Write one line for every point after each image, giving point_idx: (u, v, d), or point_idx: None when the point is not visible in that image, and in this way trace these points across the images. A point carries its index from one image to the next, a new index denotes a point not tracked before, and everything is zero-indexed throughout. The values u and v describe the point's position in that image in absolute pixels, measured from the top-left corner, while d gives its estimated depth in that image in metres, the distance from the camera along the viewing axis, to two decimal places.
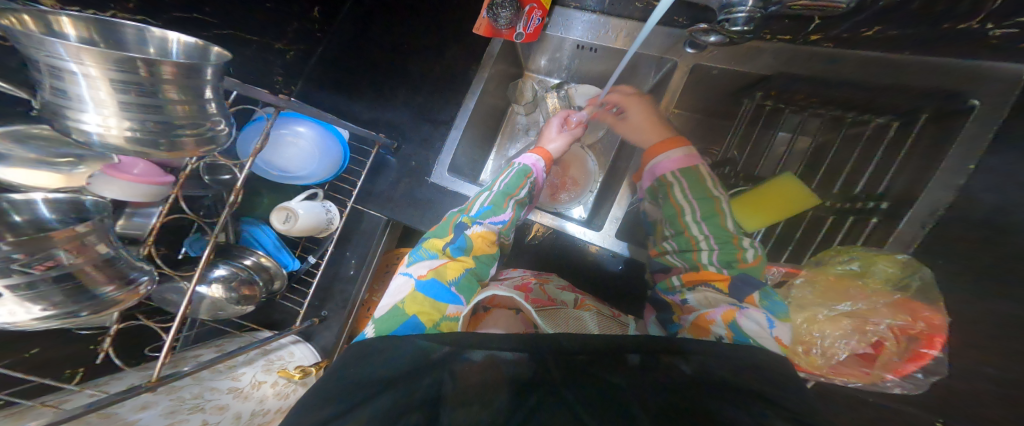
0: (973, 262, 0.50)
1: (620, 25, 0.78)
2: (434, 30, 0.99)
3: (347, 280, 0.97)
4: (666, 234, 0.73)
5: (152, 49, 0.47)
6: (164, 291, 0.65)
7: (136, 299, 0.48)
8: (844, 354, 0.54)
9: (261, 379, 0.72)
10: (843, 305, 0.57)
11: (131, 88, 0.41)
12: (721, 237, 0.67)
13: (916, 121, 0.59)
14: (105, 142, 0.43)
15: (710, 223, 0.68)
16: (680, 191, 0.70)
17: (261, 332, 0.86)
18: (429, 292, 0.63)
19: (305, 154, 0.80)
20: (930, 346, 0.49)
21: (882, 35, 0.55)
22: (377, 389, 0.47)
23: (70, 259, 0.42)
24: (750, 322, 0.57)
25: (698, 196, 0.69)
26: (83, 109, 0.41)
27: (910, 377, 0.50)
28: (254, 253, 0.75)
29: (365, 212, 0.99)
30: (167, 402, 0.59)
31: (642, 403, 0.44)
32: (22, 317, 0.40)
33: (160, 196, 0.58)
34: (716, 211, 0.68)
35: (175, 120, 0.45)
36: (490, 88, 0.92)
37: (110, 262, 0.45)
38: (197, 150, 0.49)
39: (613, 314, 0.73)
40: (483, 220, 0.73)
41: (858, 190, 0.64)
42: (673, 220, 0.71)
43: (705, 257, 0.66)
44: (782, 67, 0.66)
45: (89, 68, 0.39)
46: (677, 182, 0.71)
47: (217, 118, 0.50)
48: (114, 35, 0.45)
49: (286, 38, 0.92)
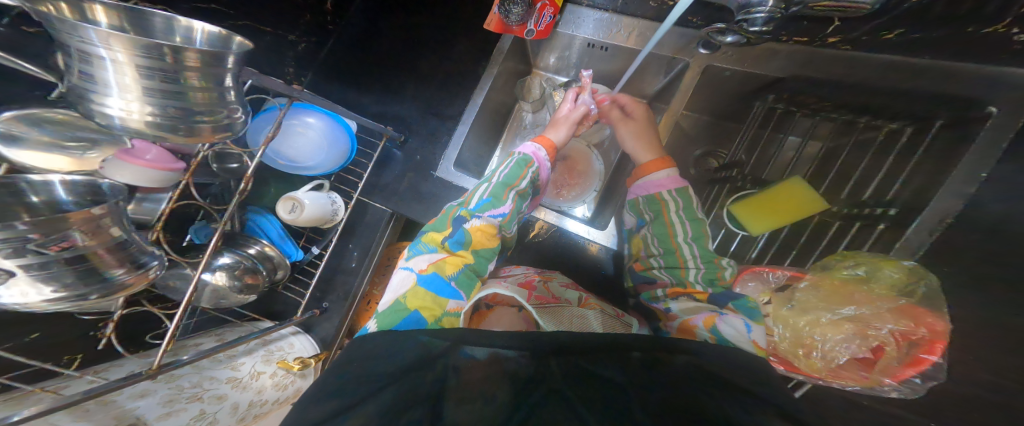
0: (978, 270, 0.50)
1: (632, 24, 0.78)
2: (444, 24, 0.99)
3: (349, 272, 0.97)
4: (652, 251, 0.72)
5: (178, 38, 0.47)
6: (169, 277, 0.65)
7: (146, 283, 0.48)
8: (844, 358, 0.55)
9: (261, 370, 0.72)
10: (846, 309, 0.57)
11: (156, 74, 0.41)
12: (705, 257, 0.69)
13: (928, 129, 0.58)
14: (127, 126, 0.43)
15: (698, 244, 0.69)
16: (675, 209, 0.71)
17: (262, 322, 0.85)
18: (431, 286, 0.63)
19: (313, 145, 0.80)
20: (930, 352, 0.50)
21: (904, 38, 0.55)
22: (381, 383, 0.47)
23: (85, 241, 0.41)
24: (728, 327, 0.59)
25: (688, 217, 0.70)
26: (108, 93, 0.41)
27: (907, 382, 0.51)
28: (258, 242, 0.74)
29: (370, 204, 0.98)
30: (166, 390, 0.59)
31: (642, 402, 0.44)
32: (33, 298, 0.40)
33: (170, 183, 0.57)
34: (704, 233, 0.70)
35: (195, 106, 0.45)
36: (498, 84, 0.91)
37: (122, 246, 0.45)
38: (213, 136, 0.48)
39: (615, 314, 0.72)
40: (483, 213, 0.72)
41: (867, 197, 0.64)
42: (663, 238, 0.71)
43: (692, 275, 0.68)
44: (795, 70, 0.66)
45: (117, 54, 0.39)
46: (673, 201, 0.71)
47: (235, 106, 0.49)
48: (142, 23, 0.45)
49: (299, 29, 0.91)
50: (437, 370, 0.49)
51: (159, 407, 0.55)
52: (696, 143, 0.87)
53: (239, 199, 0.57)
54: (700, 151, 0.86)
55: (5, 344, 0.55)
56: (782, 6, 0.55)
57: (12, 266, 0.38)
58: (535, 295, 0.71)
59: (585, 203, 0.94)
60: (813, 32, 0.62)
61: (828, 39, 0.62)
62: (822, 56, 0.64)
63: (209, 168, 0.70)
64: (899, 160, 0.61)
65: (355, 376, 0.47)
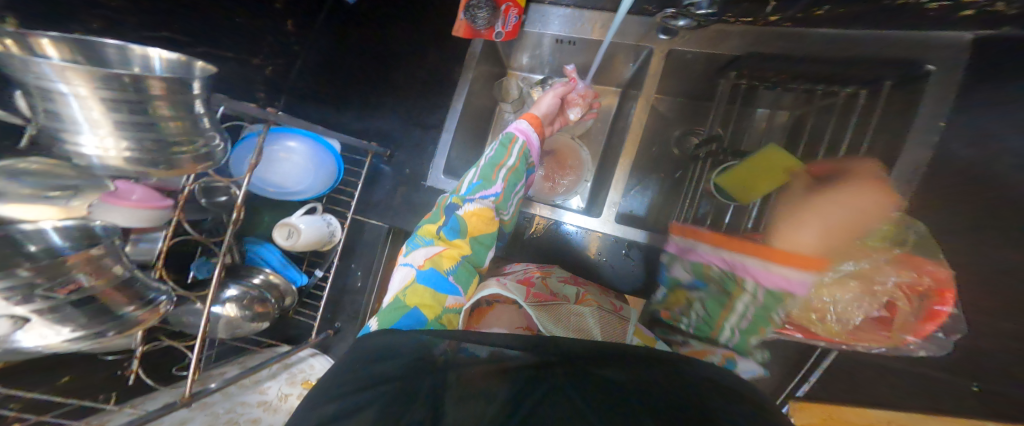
0: (948, 219, 0.53)
1: (595, 17, 0.80)
2: (414, 36, 1.01)
3: (356, 292, 1.00)
4: (694, 305, 0.65)
5: (135, 68, 0.47)
6: (182, 313, 0.68)
7: (158, 318, 0.53)
8: (860, 317, 0.54)
9: (287, 392, 0.75)
10: (848, 265, 0.53)
11: (124, 107, 0.42)
12: (740, 344, 0.61)
13: (881, 90, 0.60)
14: (105, 164, 0.45)
15: (744, 333, 0.60)
16: (744, 302, 0.57)
17: (280, 347, 0.88)
18: (429, 282, 0.65)
19: (300, 168, 0.82)
20: (942, 303, 0.49)
21: (831, 13, 0.63)
22: (374, 380, 0.45)
23: (91, 282, 0.45)
24: (744, 363, 0.61)
25: (756, 315, 0.57)
26: (79, 131, 0.42)
27: (932, 338, 0.50)
28: (263, 271, 0.78)
29: (366, 222, 1.01)
30: (202, 417, 0.60)
31: (641, 396, 0.42)
32: (53, 339, 0.42)
33: (161, 220, 0.60)
34: (760, 331, 0.58)
35: (170, 136, 0.47)
36: (476, 89, 0.94)
37: (127, 283, 0.49)
38: (195, 166, 0.51)
39: (614, 309, 0.75)
40: (473, 196, 0.75)
41: (843, 151, 0.63)
42: (711, 302, 0.62)
43: (722, 339, 0.62)
44: (751, 47, 0.71)
45: (78, 88, 0.40)
46: (749, 295, 0.55)
47: (211, 133, 0.52)
48: (96, 55, 0.45)
49: (262, 53, 0.87)
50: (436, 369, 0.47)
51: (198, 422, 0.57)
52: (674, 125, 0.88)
53: (234, 228, 0.60)
54: (680, 131, 0.87)
55: (42, 386, 0.58)
56: None
57: (26, 312, 0.40)
58: (534, 292, 0.71)
59: (580, 194, 0.97)
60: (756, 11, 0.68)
61: (770, 18, 0.68)
62: (770, 34, 0.69)
63: (200, 203, 0.72)
64: (863, 118, 0.62)
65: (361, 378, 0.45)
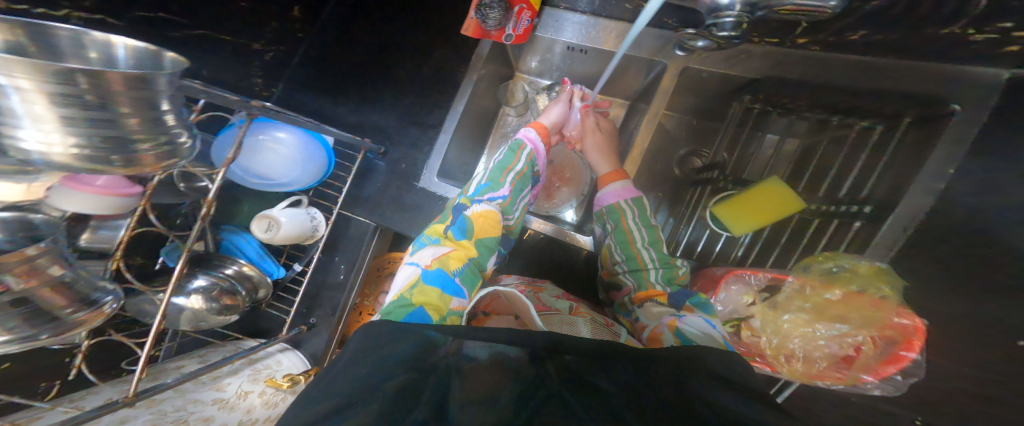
0: (955, 269, 0.51)
1: (609, 26, 0.78)
2: (421, 29, 0.97)
3: (336, 286, 0.95)
4: (616, 259, 0.77)
5: (93, 54, 0.41)
6: (139, 302, 0.63)
7: (103, 318, 0.48)
8: (824, 361, 0.59)
9: (248, 389, 0.68)
10: (837, 326, 0.59)
11: (74, 101, 0.36)
12: (663, 259, 0.74)
13: (898, 126, 0.60)
14: (50, 162, 0.37)
15: (654, 248, 0.75)
16: (633, 217, 0.76)
17: (246, 342, 0.82)
18: (436, 282, 0.61)
19: (286, 160, 0.78)
20: (908, 349, 0.52)
21: (869, 39, 0.57)
22: (380, 381, 0.42)
23: (20, 285, 0.40)
24: (691, 327, 0.62)
25: (643, 224, 0.76)
26: (18, 125, 0.35)
27: (890, 378, 0.53)
28: (236, 262, 0.72)
29: (353, 218, 0.97)
30: (146, 415, 0.54)
31: (635, 412, 0.39)
32: None
33: (127, 208, 0.54)
34: (658, 239, 0.76)
35: (131, 134, 0.40)
36: (479, 90, 0.90)
37: (67, 284, 0.44)
38: (158, 165, 0.44)
39: (606, 322, 0.68)
40: (482, 197, 0.73)
41: (842, 194, 0.65)
42: (623, 246, 0.76)
43: (653, 275, 0.73)
44: (771, 70, 0.67)
45: (19, 80, 0.33)
46: (630, 210, 0.76)
47: (177, 130, 0.45)
48: (45, 40, 0.38)
49: (264, 38, 0.88)
50: (437, 375, 0.44)
51: (143, 410, 0.55)
52: (680, 143, 0.85)
53: (202, 223, 0.55)
54: (685, 150, 0.84)
55: None
56: (750, 10, 0.54)
57: None
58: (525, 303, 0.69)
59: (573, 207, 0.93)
60: (783, 32, 0.64)
61: (797, 39, 0.63)
62: (793, 56, 0.65)
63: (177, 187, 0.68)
64: (874, 156, 0.62)
65: (360, 379, 0.41)
